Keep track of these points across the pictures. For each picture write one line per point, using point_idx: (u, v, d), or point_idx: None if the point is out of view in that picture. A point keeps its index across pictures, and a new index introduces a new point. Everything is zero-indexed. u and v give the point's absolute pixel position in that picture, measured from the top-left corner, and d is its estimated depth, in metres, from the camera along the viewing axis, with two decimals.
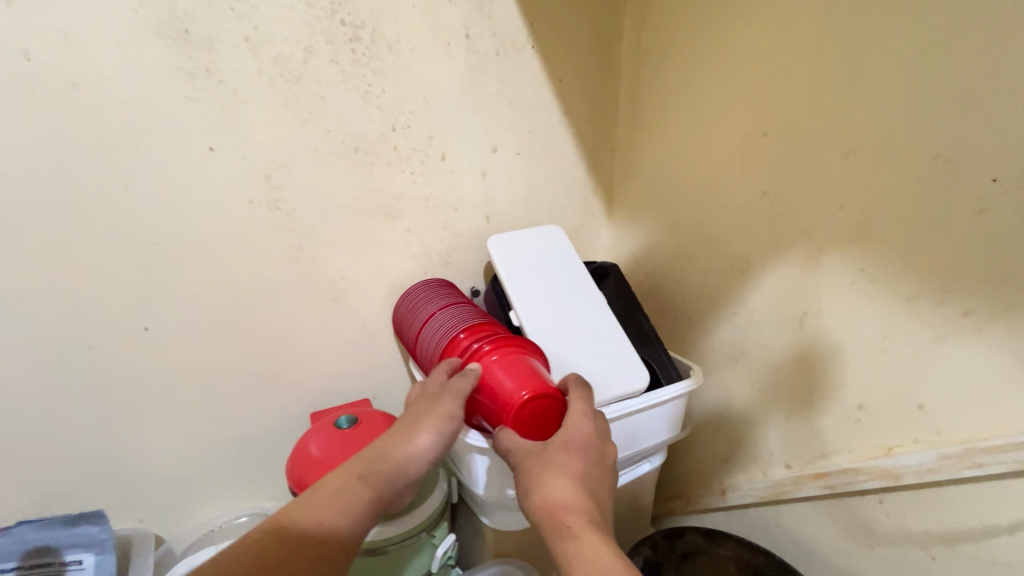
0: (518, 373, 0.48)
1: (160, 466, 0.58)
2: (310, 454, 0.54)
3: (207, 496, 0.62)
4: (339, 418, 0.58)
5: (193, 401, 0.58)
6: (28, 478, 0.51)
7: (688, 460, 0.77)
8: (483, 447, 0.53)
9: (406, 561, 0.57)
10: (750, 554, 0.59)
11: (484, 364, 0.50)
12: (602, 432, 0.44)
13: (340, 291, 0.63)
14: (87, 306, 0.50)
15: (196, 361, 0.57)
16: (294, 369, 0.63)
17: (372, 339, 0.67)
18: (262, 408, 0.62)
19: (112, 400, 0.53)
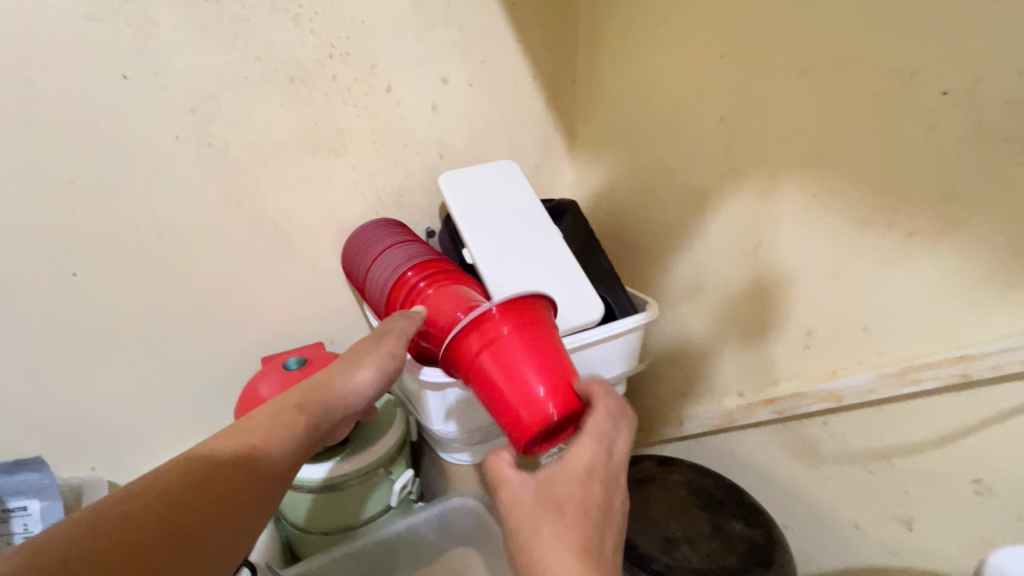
0: (538, 363, 0.40)
1: (107, 412, 0.58)
2: (259, 395, 0.54)
3: (161, 442, 0.62)
4: (288, 360, 0.57)
5: (134, 346, 0.57)
6: None
7: (649, 395, 0.78)
8: (434, 383, 0.52)
9: (366, 495, 0.59)
10: (701, 477, 0.60)
11: (502, 349, 0.40)
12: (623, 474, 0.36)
13: (284, 232, 0.61)
14: (7, 247, 0.48)
15: (134, 305, 0.55)
16: (242, 314, 0.62)
17: (324, 283, 0.66)
18: (211, 354, 0.61)
19: (47, 345, 0.52)
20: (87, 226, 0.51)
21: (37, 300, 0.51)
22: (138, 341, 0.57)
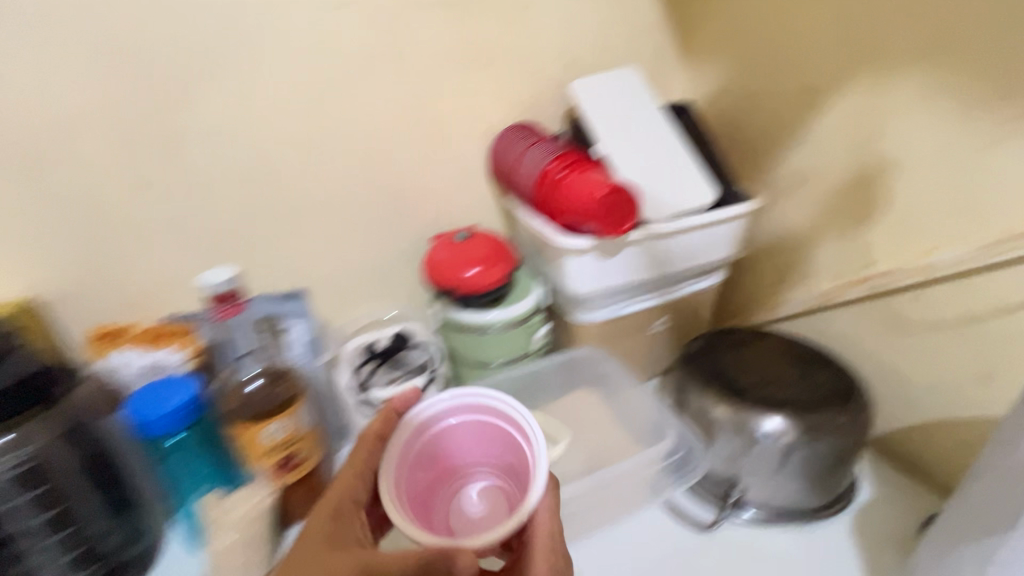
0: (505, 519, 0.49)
1: (321, 274, 0.75)
2: (439, 260, 0.70)
3: (355, 303, 0.79)
4: (456, 234, 0.73)
5: (341, 223, 0.73)
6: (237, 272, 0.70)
7: (746, 285, 0.87)
8: (575, 250, 0.66)
9: (513, 339, 0.73)
10: (791, 343, 0.71)
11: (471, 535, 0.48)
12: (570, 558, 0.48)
13: (443, 133, 0.75)
14: (265, 141, 0.66)
15: (342, 191, 0.72)
16: (413, 202, 0.77)
17: (472, 178, 0.80)
18: (391, 233, 0.77)
19: (284, 219, 0.70)
20: (312, 125, 0.67)
21: (283, 182, 0.68)
22: (344, 219, 0.74)
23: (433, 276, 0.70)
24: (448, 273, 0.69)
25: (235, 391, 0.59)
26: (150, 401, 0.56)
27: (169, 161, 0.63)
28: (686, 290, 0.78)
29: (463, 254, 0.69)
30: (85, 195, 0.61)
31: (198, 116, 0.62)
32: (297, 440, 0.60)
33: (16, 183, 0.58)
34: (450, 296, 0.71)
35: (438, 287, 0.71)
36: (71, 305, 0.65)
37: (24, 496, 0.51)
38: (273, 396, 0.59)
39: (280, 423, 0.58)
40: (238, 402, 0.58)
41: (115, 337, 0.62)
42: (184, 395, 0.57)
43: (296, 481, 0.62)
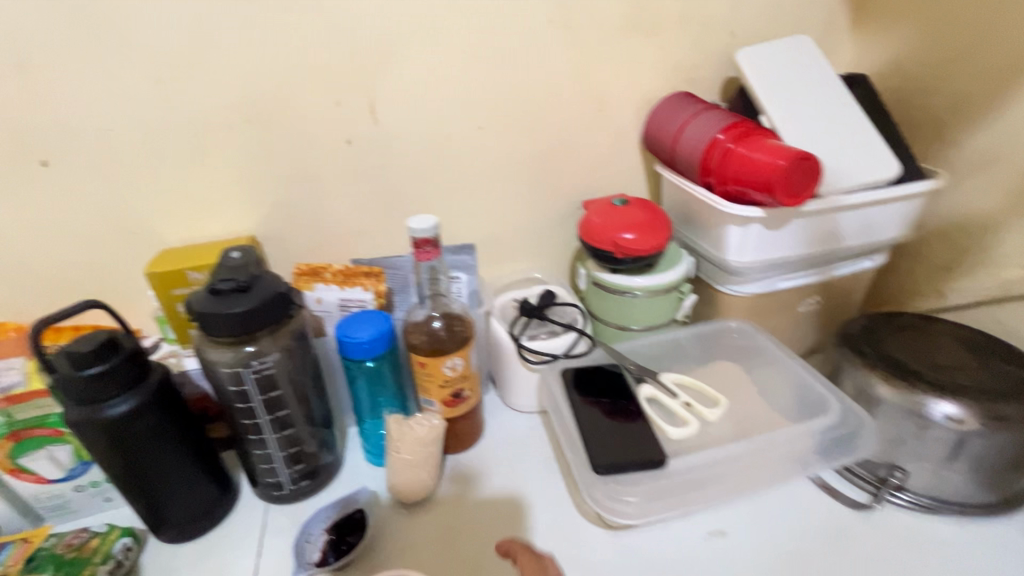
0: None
1: (477, 233, 0.80)
2: (595, 222, 0.73)
3: (504, 261, 0.84)
4: (613, 200, 0.75)
5: (501, 184, 0.78)
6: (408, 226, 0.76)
7: (906, 270, 0.82)
8: (740, 219, 0.66)
9: (660, 305, 0.75)
10: (967, 331, 0.67)
11: None
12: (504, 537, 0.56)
13: (603, 100, 0.77)
14: (446, 104, 0.71)
15: (505, 153, 0.76)
16: (568, 167, 0.80)
17: (623, 146, 0.81)
18: (544, 197, 0.80)
19: (453, 178, 0.75)
20: (490, 88, 0.71)
21: (458, 143, 0.73)
22: (506, 180, 0.78)
23: (587, 237, 0.72)
24: (604, 235, 0.71)
25: (420, 325, 0.66)
26: (353, 329, 0.63)
27: (369, 118, 0.69)
28: (844, 270, 0.76)
29: (620, 218, 0.71)
30: (298, 146, 0.68)
31: (396, 78, 0.67)
32: (467, 378, 0.66)
33: (247, 132, 0.65)
34: (603, 259, 0.73)
35: (591, 248, 0.73)
36: (275, 244, 0.73)
37: (262, 395, 0.60)
38: (451, 333, 0.66)
39: (458, 357, 0.64)
40: (423, 335, 0.65)
41: (315, 274, 0.70)
42: (383, 325, 0.63)
43: (461, 414, 0.68)
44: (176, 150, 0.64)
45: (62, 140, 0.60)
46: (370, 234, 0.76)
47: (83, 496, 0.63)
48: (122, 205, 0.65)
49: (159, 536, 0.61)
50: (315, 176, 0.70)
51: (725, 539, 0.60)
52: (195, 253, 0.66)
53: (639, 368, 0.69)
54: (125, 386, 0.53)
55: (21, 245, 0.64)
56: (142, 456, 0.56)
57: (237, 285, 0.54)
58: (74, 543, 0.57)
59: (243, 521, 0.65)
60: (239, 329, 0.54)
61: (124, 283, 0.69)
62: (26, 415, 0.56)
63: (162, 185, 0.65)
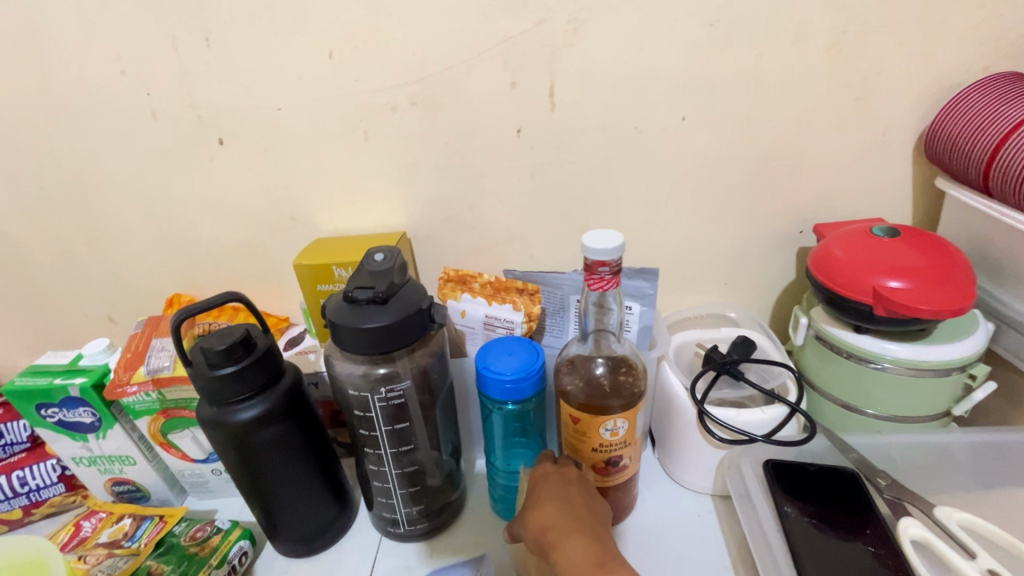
0: None
1: (658, 253, 0.64)
2: (839, 258, 0.51)
3: (685, 290, 0.66)
4: (870, 228, 0.52)
5: (700, 195, 0.60)
6: (576, 237, 0.63)
7: None
8: None
9: (931, 391, 0.51)
10: None
11: None
12: (573, 524, 0.43)
13: (871, 88, 0.54)
14: (644, 89, 0.55)
15: (712, 155, 0.58)
16: (797, 177, 0.59)
17: (886, 154, 0.58)
18: (756, 215, 0.61)
19: (639, 183, 0.60)
20: (707, 69, 0.54)
21: (652, 139, 0.57)
22: (707, 189, 0.60)
23: (827, 279, 0.51)
24: (857, 279, 0.48)
25: (579, 367, 0.52)
26: (496, 361, 0.51)
27: (548, 105, 0.56)
28: None
29: (885, 255, 0.49)
30: (460, 135, 0.58)
31: (588, 55, 0.54)
32: (627, 444, 0.51)
33: (412, 117, 0.58)
34: (845, 313, 0.50)
35: (827, 294, 0.51)
36: (425, 244, 0.65)
37: (389, 422, 0.51)
38: (616, 386, 0.50)
39: (621, 420, 0.49)
40: (579, 381, 0.51)
41: (463, 281, 0.60)
42: (531, 362, 0.51)
43: (613, 484, 0.54)
44: (340, 134, 0.59)
45: (238, 119, 0.58)
46: (529, 242, 0.64)
47: (219, 478, 0.62)
48: (286, 189, 0.62)
49: (274, 547, 0.57)
50: (475, 171, 0.60)
51: None
52: (347, 247, 0.60)
53: (893, 485, 0.47)
54: (255, 389, 0.49)
55: (197, 222, 0.64)
56: (264, 465, 0.51)
57: (375, 296, 0.46)
58: (198, 537, 0.55)
59: (355, 548, 0.59)
60: (372, 348, 0.46)
61: (281, 269, 0.67)
62: (173, 397, 0.55)
63: (323, 172, 0.61)
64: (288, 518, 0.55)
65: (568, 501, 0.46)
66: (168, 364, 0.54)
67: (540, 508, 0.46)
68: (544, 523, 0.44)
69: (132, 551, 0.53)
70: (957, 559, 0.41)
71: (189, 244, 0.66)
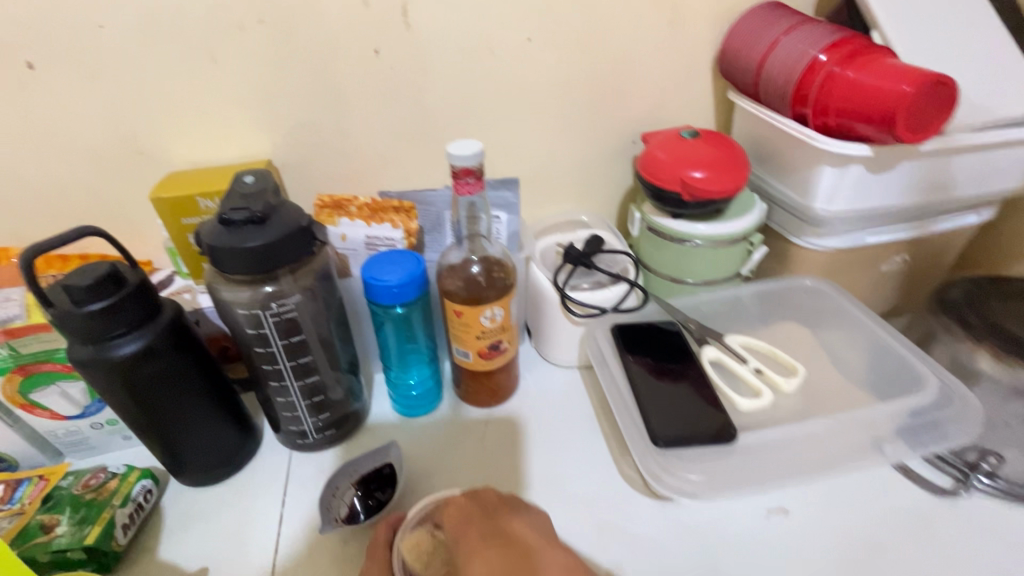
0: None
1: (520, 167, 0.71)
2: (658, 157, 0.62)
3: (547, 200, 0.75)
4: (681, 133, 0.64)
5: (550, 112, 0.68)
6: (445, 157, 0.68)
7: (998, 230, 0.71)
8: (860, 158, 0.54)
9: (725, 258, 0.66)
10: None
11: None
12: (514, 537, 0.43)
13: (679, 13, 0.65)
14: (493, 9, 0.59)
15: (557, 74, 0.65)
16: (627, 94, 0.69)
17: (693, 71, 0.69)
18: (597, 128, 0.71)
19: (496, 102, 0.65)
20: None
21: (503, 58, 0.63)
22: (556, 106, 0.68)
23: (650, 175, 0.62)
24: (670, 174, 0.61)
25: (456, 269, 0.59)
26: (380, 271, 0.55)
27: (403, 24, 0.58)
28: (942, 228, 0.64)
29: (689, 151, 0.61)
30: (316, 55, 0.58)
31: None
32: (506, 330, 0.59)
33: (264, 37, 0.56)
34: (664, 202, 0.63)
35: (652, 189, 0.63)
36: (296, 173, 0.65)
37: (282, 340, 0.54)
38: (490, 281, 0.58)
39: (497, 307, 0.57)
40: (459, 281, 0.58)
41: (338, 207, 0.62)
42: (414, 268, 0.56)
43: (496, 368, 0.63)
44: (182, 55, 0.55)
45: (50, 38, 0.52)
46: (401, 164, 0.67)
47: (101, 432, 0.60)
48: (127, 119, 0.57)
49: (180, 480, 0.58)
50: (338, 93, 0.61)
51: (787, 517, 0.54)
52: (208, 178, 0.58)
53: (700, 327, 0.63)
54: (132, 324, 0.48)
55: (18, 160, 0.57)
56: (154, 400, 0.51)
57: (252, 216, 0.47)
58: (92, 484, 0.54)
59: (265, 466, 0.62)
60: (253, 266, 0.47)
61: (134, 210, 0.63)
62: (30, 350, 0.53)
63: (168, 98, 0.57)
64: (191, 448, 0.56)
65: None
66: (19, 315, 0.53)
67: (477, 557, 0.41)
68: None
69: (15, 511, 0.51)
70: (737, 367, 0.58)
71: (11, 188, 0.59)
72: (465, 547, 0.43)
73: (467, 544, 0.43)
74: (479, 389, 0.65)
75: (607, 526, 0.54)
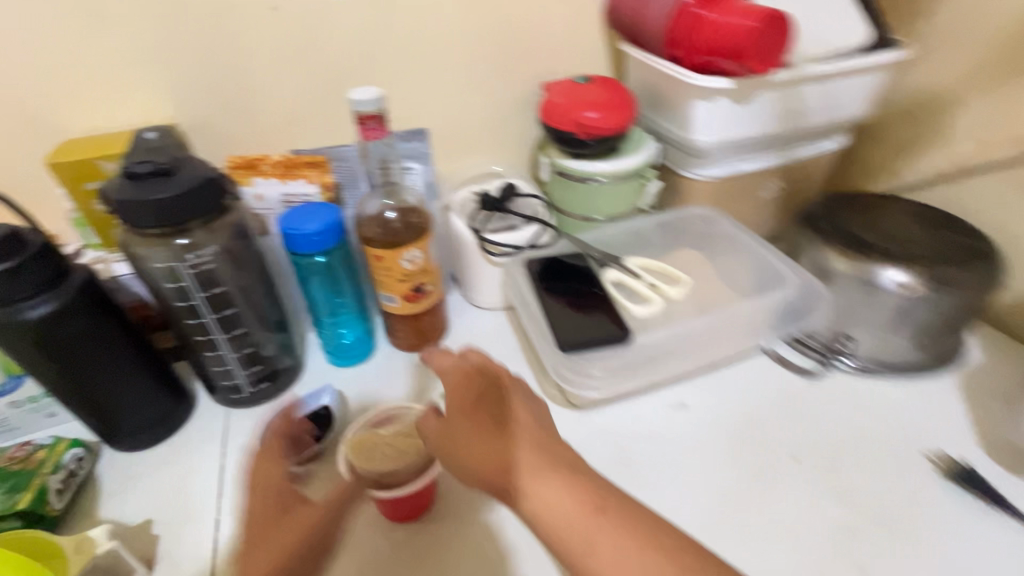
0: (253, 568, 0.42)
1: (431, 122, 0.74)
2: (556, 102, 0.67)
3: (461, 154, 0.79)
4: (576, 79, 0.70)
5: (453, 65, 0.71)
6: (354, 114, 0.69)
7: (857, 155, 0.80)
8: (721, 91, 0.61)
9: (626, 193, 0.73)
10: (923, 207, 0.67)
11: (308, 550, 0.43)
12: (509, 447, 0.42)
13: None
14: None
15: (456, 27, 0.68)
16: (525, 46, 0.73)
17: (585, 21, 0.74)
18: (501, 80, 0.74)
19: (399, 57, 0.68)
20: None
21: (401, 13, 0.65)
22: (459, 59, 0.71)
23: (549, 118, 0.67)
24: (566, 116, 0.66)
25: (373, 217, 0.62)
26: (296, 221, 0.57)
27: None
28: (805, 153, 0.74)
29: (582, 94, 0.66)
30: (209, 13, 0.58)
31: None
32: (428, 271, 0.63)
33: None
34: (565, 144, 0.69)
35: (553, 132, 0.69)
36: (203, 137, 0.65)
37: (202, 292, 0.56)
38: (407, 224, 0.61)
39: (416, 249, 0.60)
40: (376, 227, 0.61)
41: (252, 166, 0.63)
42: (330, 216, 0.58)
43: (423, 309, 0.66)
44: (68, 14, 0.54)
45: None
46: (310, 124, 0.68)
47: (21, 411, 0.59)
48: (14, 87, 0.56)
49: (114, 447, 0.59)
50: (236, 52, 0.61)
51: (687, 411, 0.61)
52: (108, 143, 0.58)
53: (602, 254, 0.69)
54: (40, 286, 0.48)
55: None
56: (75, 364, 0.51)
57: (156, 168, 0.48)
58: (19, 455, 0.54)
59: (201, 426, 0.63)
60: (163, 218, 0.48)
61: (32, 182, 0.61)
62: None
63: (54, 62, 0.56)
64: (120, 412, 0.56)
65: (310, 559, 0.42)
66: None
67: (471, 443, 0.42)
68: (482, 461, 0.42)
69: None
70: (633, 283, 0.65)
71: None
72: (460, 426, 0.43)
73: (461, 424, 0.43)
74: (409, 332, 0.69)
75: None
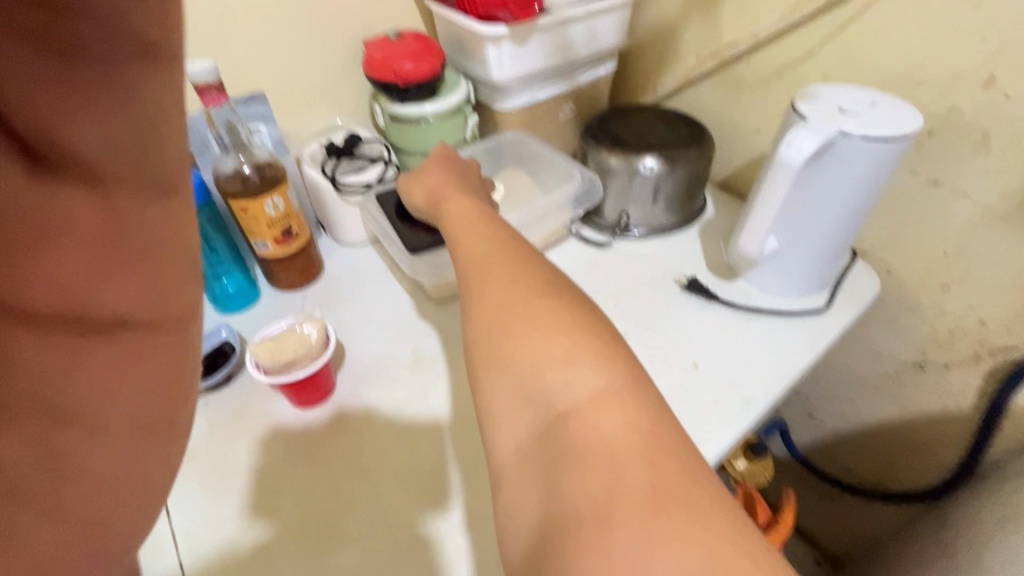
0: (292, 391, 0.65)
1: (268, 85, 0.82)
2: (375, 57, 0.79)
3: (304, 111, 0.88)
4: (389, 34, 0.82)
5: (277, 31, 0.79)
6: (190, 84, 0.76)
7: (628, 76, 1.02)
8: (501, 36, 0.78)
9: (451, 127, 0.88)
10: (666, 111, 0.90)
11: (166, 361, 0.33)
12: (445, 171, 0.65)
13: None
14: None
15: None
16: (339, 9, 0.83)
17: None
18: (324, 41, 0.84)
19: (222, 29, 0.74)
20: None
21: None
22: (284, 24, 0.79)
23: (371, 70, 0.79)
24: (386, 68, 0.79)
25: (231, 175, 0.71)
26: None
27: None
28: (585, 78, 0.94)
29: (395, 48, 0.79)
30: None
31: None
32: (292, 214, 0.74)
33: None
34: (390, 92, 0.82)
35: (378, 83, 0.81)
36: None
37: None
38: (263, 177, 0.71)
39: (277, 197, 0.71)
40: (236, 183, 0.70)
41: None
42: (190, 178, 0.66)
43: (295, 249, 0.78)
44: None
45: None
46: None
47: None
48: None
49: None
50: None
51: None
52: None
53: None
54: None
55: None
56: None
57: None
58: None
59: None
60: None
61: None
62: None
63: None
64: None
65: (81, 241, 0.18)
66: None
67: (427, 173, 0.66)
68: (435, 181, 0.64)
69: None
70: None
71: None
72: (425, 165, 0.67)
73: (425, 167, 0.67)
74: (288, 272, 0.80)
75: (404, 330, 0.76)
